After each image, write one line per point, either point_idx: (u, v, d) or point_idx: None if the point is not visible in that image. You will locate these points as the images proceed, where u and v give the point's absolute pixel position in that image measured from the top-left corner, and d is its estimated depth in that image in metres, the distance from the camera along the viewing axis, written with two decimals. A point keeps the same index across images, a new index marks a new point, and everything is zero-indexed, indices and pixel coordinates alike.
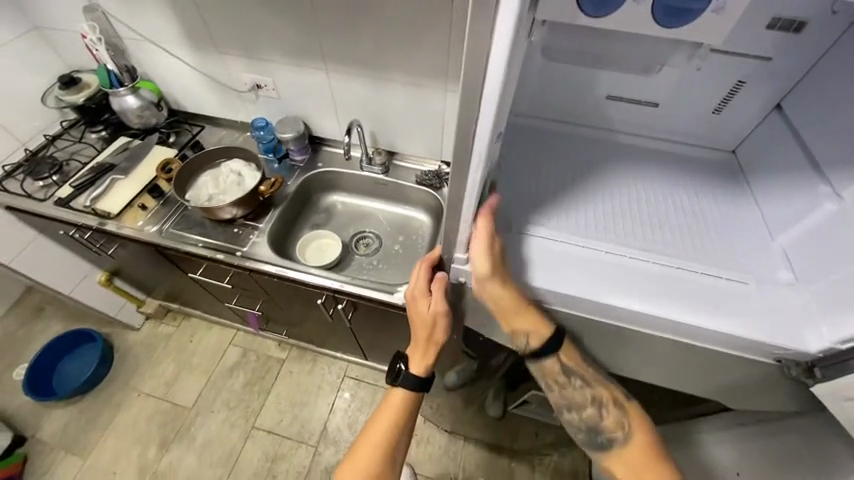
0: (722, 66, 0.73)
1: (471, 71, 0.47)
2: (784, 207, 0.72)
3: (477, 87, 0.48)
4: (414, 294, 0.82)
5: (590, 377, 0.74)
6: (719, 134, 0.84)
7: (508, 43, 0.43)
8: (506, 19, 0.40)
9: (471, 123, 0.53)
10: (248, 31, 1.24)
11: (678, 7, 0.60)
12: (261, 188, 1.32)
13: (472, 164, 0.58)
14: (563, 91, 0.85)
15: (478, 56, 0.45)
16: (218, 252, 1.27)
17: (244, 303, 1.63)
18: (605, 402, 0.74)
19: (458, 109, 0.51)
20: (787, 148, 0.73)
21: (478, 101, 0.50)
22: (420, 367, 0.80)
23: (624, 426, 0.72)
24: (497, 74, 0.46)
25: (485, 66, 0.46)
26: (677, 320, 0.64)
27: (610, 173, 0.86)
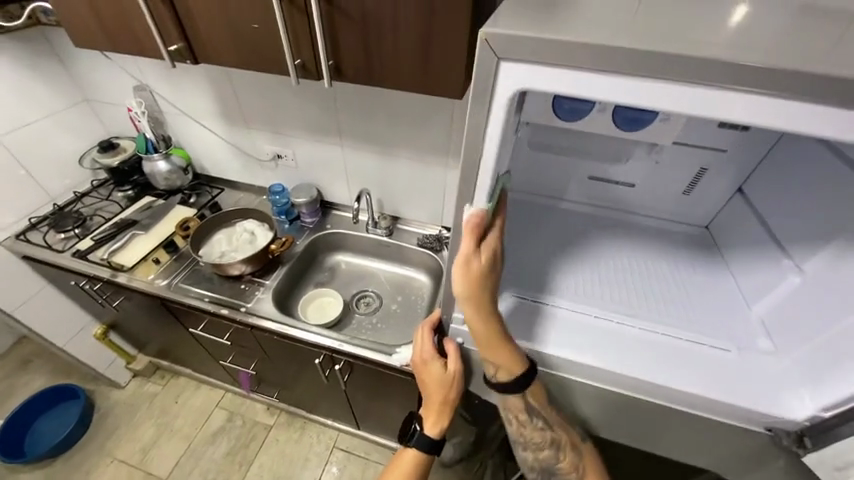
0: (685, 156, 0.85)
1: (468, 158, 0.57)
2: (756, 279, 0.78)
3: (474, 167, 0.58)
4: (426, 355, 0.81)
5: (554, 421, 0.74)
6: (692, 212, 0.94)
7: (499, 138, 0.55)
8: (496, 117, 0.53)
9: (467, 201, 0.61)
10: (276, 112, 1.42)
11: (631, 117, 0.75)
12: (271, 246, 1.39)
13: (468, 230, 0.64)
14: (550, 171, 0.96)
15: (474, 149, 0.56)
16: (222, 307, 1.30)
17: (240, 361, 1.61)
18: (564, 444, 0.75)
19: (459, 186, 0.60)
20: (752, 225, 0.81)
21: (474, 179, 0.59)
22: (435, 429, 0.79)
23: (578, 468, 0.74)
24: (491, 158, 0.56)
25: (481, 152, 0.56)
26: (668, 384, 0.67)
27: (595, 243, 0.94)
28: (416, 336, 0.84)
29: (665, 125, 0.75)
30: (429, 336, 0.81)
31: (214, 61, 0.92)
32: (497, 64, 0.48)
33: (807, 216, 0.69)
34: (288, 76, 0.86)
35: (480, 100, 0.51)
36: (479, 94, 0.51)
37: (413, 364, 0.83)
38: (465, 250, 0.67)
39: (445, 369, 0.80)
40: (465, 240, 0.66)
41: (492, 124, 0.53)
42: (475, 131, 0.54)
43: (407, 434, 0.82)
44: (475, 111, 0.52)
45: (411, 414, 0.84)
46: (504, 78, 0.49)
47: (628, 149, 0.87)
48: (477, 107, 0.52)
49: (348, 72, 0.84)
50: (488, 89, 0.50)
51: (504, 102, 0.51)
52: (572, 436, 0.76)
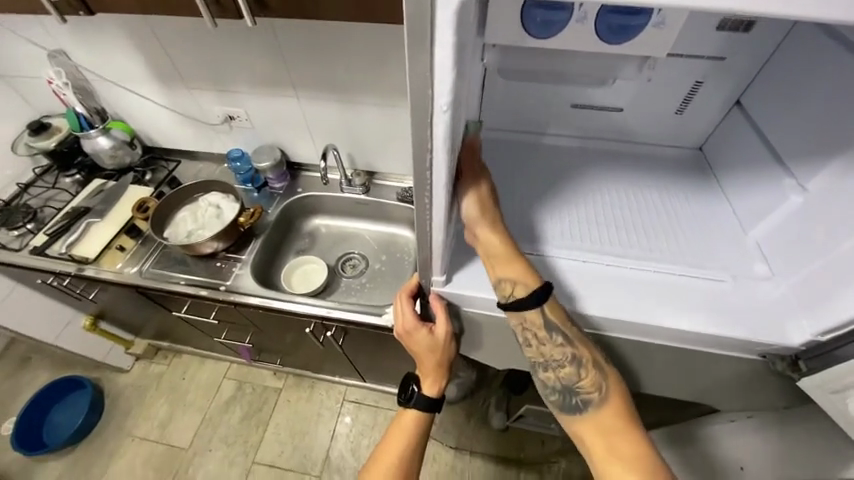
0: (680, 68, 0.74)
1: (418, 103, 0.45)
2: (753, 201, 0.73)
3: (427, 112, 0.46)
4: (410, 323, 0.77)
5: (573, 334, 0.64)
6: (683, 133, 0.86)
7: (452, 74, 0.42)
8: (444, 47, 0.40)
9: (425, 152, 0.50)
10: (217, 68, 1.25)
11: (618, 24, 0.64)
12: (240, 219, 1.30)
13: (434, 184, 0.54)
14: (529, 103, 0.86)
15: (421, 92, 0.44)
16: (201, 288, 1.25)
17: (234, 336, 1.60)
18: (585, 360, 0.63)
19: (411, 138, 0.49)
20: (750, 142, 0.74)
21: (428, 125, 0.47)
22: (434, 388, 0.79)
23: (602, 388, 0.61)
24: (444, 95, 0.44)
25: (432, 96, 0.44)
26: (663, 326, 0.65)
27: (585, 179, 0.86)
28: (398, 306, 0.80)
29: (663, 30, 0.64)
30: (409, 304, 0.78)
31: (112, 11, 0.76)
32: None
33: (812, 127, 0.62)
34: (203, 17, 0.70)
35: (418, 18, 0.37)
36: (418, 13, 0.37)
37: (399, 333, 0.79)
38: (433, 209, 0.58)
39: (433, 332, 0.77)
40: (430, 200, 0.57)
41: (440, 55, 0.40)
42: (421, 63, 0.41)
43: (404, 397, 0.81)
44: (415, 39, 0.39)
45: (408, 377, 0.83)
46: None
47: (615, 67, 0.76)
48: (416, 33, 0.38)
49: (273, 3, 0.68)
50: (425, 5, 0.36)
51: (449, 21, 0.37)
52: (594, 354, 0.64)
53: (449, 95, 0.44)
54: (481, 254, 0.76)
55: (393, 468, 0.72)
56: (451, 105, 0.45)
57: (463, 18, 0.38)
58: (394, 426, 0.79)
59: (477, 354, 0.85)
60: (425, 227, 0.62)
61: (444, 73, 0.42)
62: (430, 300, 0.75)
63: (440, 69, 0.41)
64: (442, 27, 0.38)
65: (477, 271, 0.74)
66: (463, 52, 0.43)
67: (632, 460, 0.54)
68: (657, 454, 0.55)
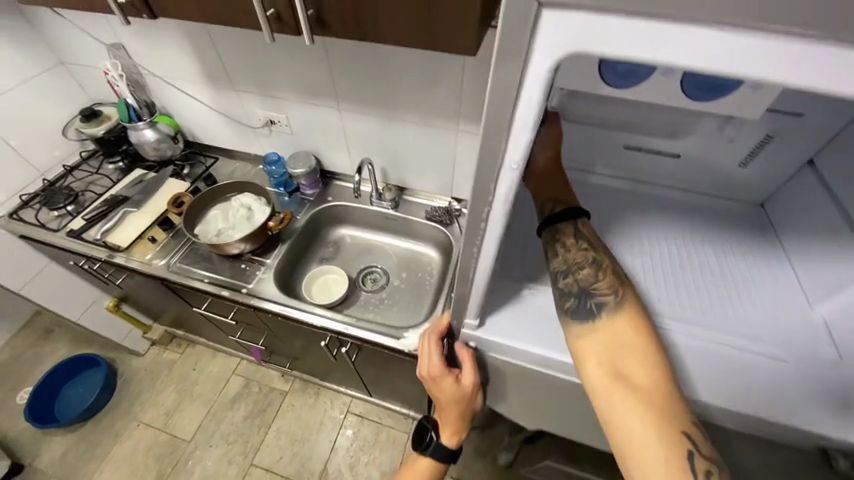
0: (750, 121, 0.69)
1: (486, 151, 0.43)
2: (822, 274, 0.67)
3: (496, 165, 0.44)
4: (437, 371, 0.72)
5: (598, 242, 0.66)
6: (744, 188, 0.81)
7: (531, 131, 0.40)
8: (528, 100, 0.38)
9: (485, 203, 0.49)
10: (265, 74, 1.27)
11: (709, 84, 0.61)
12: (269, 224, 1.30)
13: (487, 230, 0.52)
14: (579, 140, 0.83)
15: (493, 147, 0.43)
16: (223, 288, 1.25)
17: (249, 336, 1.60)
18: (607, 268, 0.63)
19: (473, 186, 0.48)
20: (822, 208, 0.68)
21: (495, 176, 0.45)
22: (453, 438, 0.76)
23: (617, 291, 0.60)
24: (516, 155, 0.43)
25: (504, 150, 0.43)
26: (715, 405, 0.59)
27: (632, 225, 0.81)
28: (424, 349, 0.76)
29: (757, 93, 0.59)
30: (436, 349, 0.74)
31: (175, 16, 0.77)
32: (535, 19, 0.32)
33: None
34: (261, 31, 0.71)
35: (506, 59, 0.35)
36: (508, 73, 0.36)
37: (422, 377, 0.75)
38: (481, 256, 0.56)
39: (459, 381, 0.72)
40: (478, 249, 0.55)
41: (522, 111, 0.39)
42: (501, 115, 0.39)
43: (421, 441, 0.78)
44: (498, 91, 0.38)
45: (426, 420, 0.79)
46: (543, 53, 0.34)
47: (677, 112, 0.72)
48: (502, 92, 0.37)
49: (332, 23, 0.68)
50: (524, 47, 0.34)
51: (539, 78, 0.36)
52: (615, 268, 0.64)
53: (523, 153, 0.43)
54: (517, 298, 0.72)
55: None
56: (522, 164, 0.44)
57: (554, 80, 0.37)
58: (407, 470, 0.76)
59: (499, 398, 0.80)
60: (468, 270, 0.59)
61: (522, 131, 0.41)
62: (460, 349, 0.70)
63: (519, 126, 0.40)
64: (531, 82, 0.37)
65: (512, 317, 0.70)
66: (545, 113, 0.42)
67: (647, 376, 0.50)
68: (670, 381, 0.51)
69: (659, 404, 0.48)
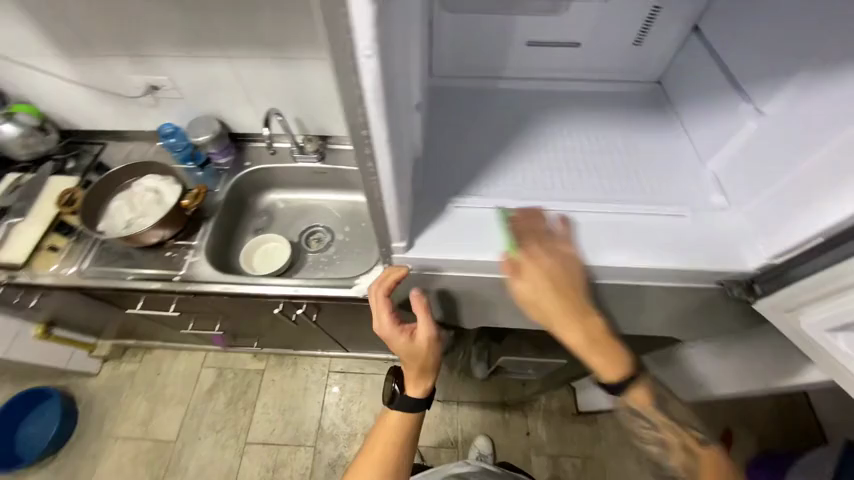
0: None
1: (335, 42, 0.37)
2: (709, 131, 0.73)
3: (351, 61, 0.39)
4: (389, 331, 0.75)
5: (659, 421, 0.69)
6: (642, 66, 0.83)
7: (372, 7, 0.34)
8: None
9: (359, 105, 0.43)
10: (127, 29, 1.08)
11: None
12: (183, 203, 1.18)
13: (374, 141, 0.47)
14: (480, 42, 0.80)
15: (337, 34, 0.37)
16: (152, 282, 1.15)
17: (203, 326, 1.52)
18: (675, 442, 0.69)
19: (339, 90, 0.42)
20: (707, 69, 0.73)
21: (356, 71, 0.40)
22: (418, 391, 0.79)
23: (689, 470, 0.68)
24: (367, 42, 0.37)
25: (352, 36, 0.37)
26: (633, 267, 0.64)
27: (543, 122, 0.82)
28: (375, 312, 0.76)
29: None
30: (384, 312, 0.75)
31: None
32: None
33: (768, 49, 0.61)
34: None
35: None
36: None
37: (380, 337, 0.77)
38: (379, 172, 0.52)
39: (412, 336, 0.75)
40: (374, 163, 0.51)
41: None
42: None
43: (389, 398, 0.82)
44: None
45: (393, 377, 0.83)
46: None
47: None
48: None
49: None
50: None
51: None
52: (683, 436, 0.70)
53: (372, 33, 0.36)
54: (444, 212, 0.69)
55: (378, 468, 0.75)
56: (376, 48, 0.37)
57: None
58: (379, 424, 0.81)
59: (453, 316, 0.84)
60: (375, 193, 0.55)
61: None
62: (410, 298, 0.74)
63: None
64: None
65: (439, 233, 0.68)
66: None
67: None
68: None
69: None
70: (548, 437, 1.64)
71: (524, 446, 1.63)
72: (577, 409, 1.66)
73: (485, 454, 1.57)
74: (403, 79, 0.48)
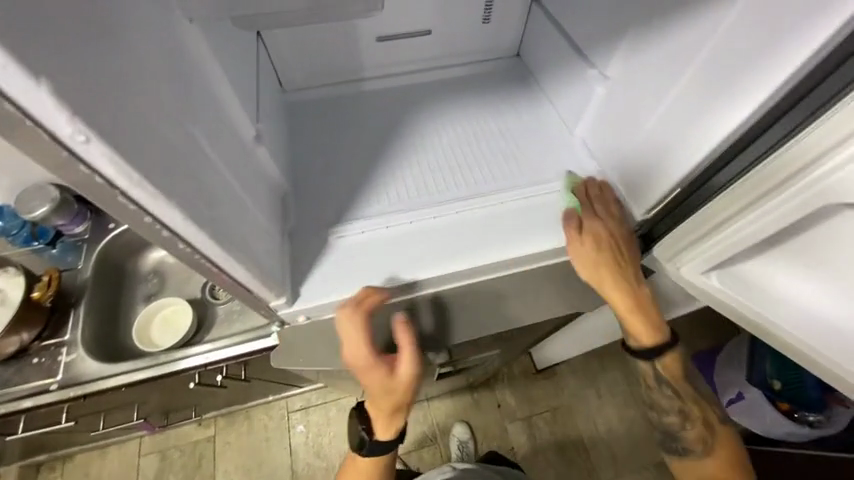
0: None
1: (27, 141, 0.34)
2: (570, 100, 0.82)
3: (60, 150, 0.35)
4: (364, 360, 0.66)
5: (687, 393, 0.73)
6: (498, 44, 0.91)
7: (48, 92, 0.31)
8: None
9: (112, 191, 0.40)
10: None
11: None
12: (33, 296, 0.98)
13: (153, 215, 0.44)
14: (334, 44, 0.82)
15: (22, 125, 0.33)
16: (25, 399, 0.95)
17: (118, 419, 1.31)
18: (694, 414, 0.72)
19: (73, 183, 0.39)
20: (554, 38, 0.82)
21: (77, 160, 0.36)
22: (389, 433, 0.70)
23: (708, 445, 0.71)
24: (67, 127, 0.34)
25: (47, 130, 0.33)
26: (541, 247, 0.71)
27: (422, 121, 0.86)
28: (348, 336, 0.66)
29: None
30: (359, 340, 0.65)
31: None
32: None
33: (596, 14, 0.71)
34: None
35: None
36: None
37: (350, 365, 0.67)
38: (183, 238, 0.48)
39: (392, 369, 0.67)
40: (170, 232, 0.46)
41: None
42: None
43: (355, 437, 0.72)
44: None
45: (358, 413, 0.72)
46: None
47: None
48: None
49: None
50: None
51: None
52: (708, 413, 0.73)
53: (68, 117, 0.33)
54: (325, 250, 0.71)
55: None
56: (88, 131, 0.34)
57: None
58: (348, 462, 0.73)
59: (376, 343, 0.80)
60: (192, 261, 0.51)
61: (23, 87, 0.30)
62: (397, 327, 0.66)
63: (15, 90, 0.30)
64: None
65: (325, 274, 0.69)
66: (59, 49, 0.32)
67: None
68: None
69: None
70: (517, 401, 1.60)
71: (499, 419, 1.58)
72: (537, 367, 1.62)
73: (465, 440, 1.51)
74: (177, 140, 0.45)
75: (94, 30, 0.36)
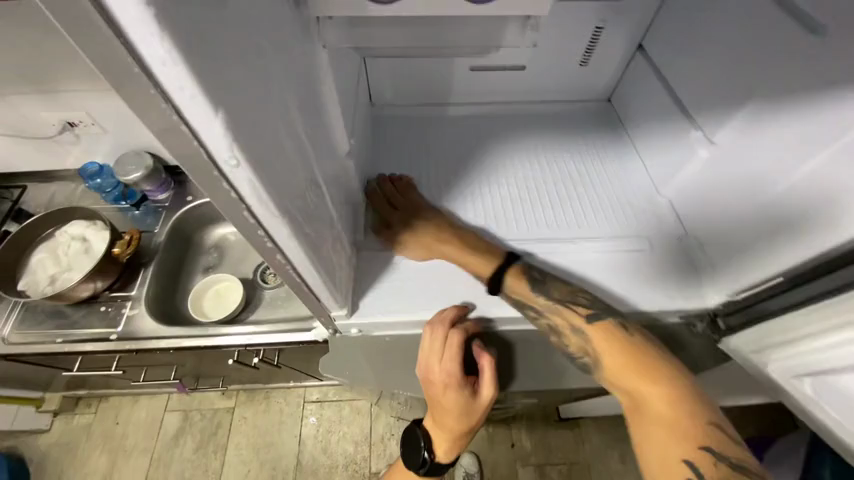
0: (566, 17, 0.82)
1: (185, 156, 0.37)
2: (662, 160, 0.88)
3: (208, 168, 0.38)
4: (451, 381, 0.67)
5: (544, 305, 0.71)
6: (588, 84, 0.98)
7: (222, 121, 0.34)
8: (178, 91, 0.31)
9: (237, 203, 0.43)
10: (30, 63, 0.96)
11: None
12: (114, 251, 1.08)
13: (262, 225, 0.47)
14: (434, 70, 0.90)
15: (190, 148, 0.36)
16: (85, 343, 1.04)
17: (157, 374, 1.40)
18: (558, 327, 0.71)
19: (206, 193, 0.42)
20: (655, 89, 0.87)
21: (219, 177, 0.39)
22: (450, 451, 0.73)
23: (590, 351, 0.68)
24: (225, 151, 0.36)
25: (205, 152, 0.37)
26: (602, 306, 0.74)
27: (514, 154, 0.94)
28: (437, 354, 0.68)
29: None
30: (451, 359, 0.67)
31: None
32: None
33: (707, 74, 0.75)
34: None
35: (98, 45, 0.28)
36: (114, 56, 0.29)
37: (430, 381, 0.68)
38: (277, 247, 0.51)
39: (474, 395, 0.69)
40: (272, 240, 0.50)
41: (178, 96, 0.31)
42: (155, 108, 0.32)
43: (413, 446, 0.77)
44: (113, 70, 0.29)
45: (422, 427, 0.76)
46: (127, 13, 0.26)
47: None
48: (126, 81, 0.30)
49: None
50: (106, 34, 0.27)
51: (166, 63, 0.29)
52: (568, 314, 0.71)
53: (229, 144, 0.36)
54: (389, 267, 0.77)
55: None
56: (241, 157, 0.37)
57: (191, 51, 0.29)
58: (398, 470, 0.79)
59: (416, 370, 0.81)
60: (281, 264, 0.55)
61: (203, 115, 0.33)
62: (485, 359, 0.68)
63: (193, 115, 0.33)
64: (161, 66, 0.29)
65: (382, 293, 0.74)
66: (234, 81, 0.35)
67: (662, 404, 0.61)
68: (694, 412, 0.60)
69: (683, 432, 0.59)
70: (532, 446, 1.52)
71: (510, 460, 1.50)
72: (559, 416, 1.54)
73: (472, 473, 1.43)
74: (297, 160, 0.49)
75: (258, 62, 0.38)
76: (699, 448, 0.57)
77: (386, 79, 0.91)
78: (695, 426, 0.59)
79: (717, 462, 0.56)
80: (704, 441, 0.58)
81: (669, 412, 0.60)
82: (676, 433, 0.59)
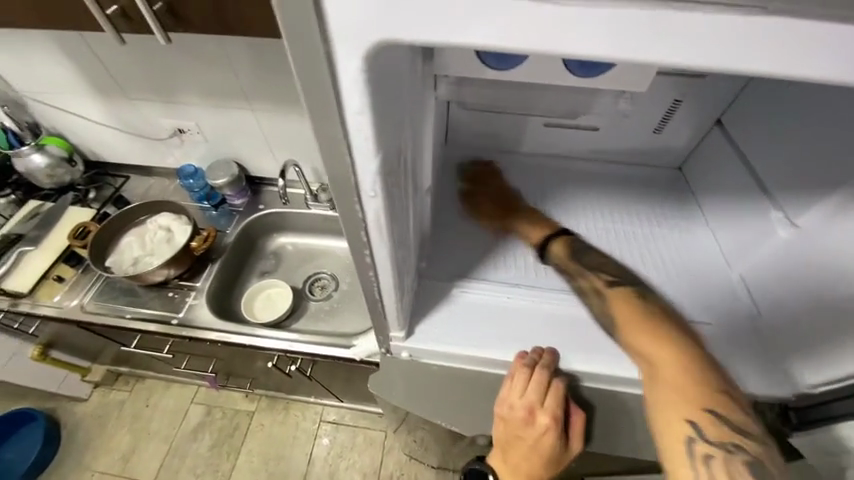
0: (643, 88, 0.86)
1: (338, 176, 0.46)
2: (733, 234, 0.87)
3: (351, 189, 0.48)
4: (553, 426, 0.68)
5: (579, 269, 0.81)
6: (655, 151, 1.00)
7: (378, 157, 0.44)
8: (358, 129, 0.42)
9: (359, 221, 0.51)
10: (163, 77, 1.13)
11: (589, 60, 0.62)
12: (192, 244, 1.18)
13: (368, 242, 0.54)
14: (507, 121, 0.96)
15: (344, 172, 0.46)
16: (149, 323, 1.14)
17: (197, 365, 1.47)
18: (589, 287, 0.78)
19: (337, 207, 0.50)
20: (734, 167, 0.87)
21: (357, 196, 0.48)
22: None
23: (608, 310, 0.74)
24: (371, 179, 0.46)
25: (357, 177, 0.46)
26: None
27: (578, 208, 0.98)
28: (541, 394, 0.69)
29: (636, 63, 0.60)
30: (554, 403, 0.69)
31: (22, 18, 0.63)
32: (326, 46, 0.36)
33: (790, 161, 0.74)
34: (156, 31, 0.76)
35: (318, 86, 0.38)
36: (324, 99, 0.39)
37: (528, 421, 0.68)
38: (374, 263, 0.57)
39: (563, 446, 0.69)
40: (370, 254, 0.56)
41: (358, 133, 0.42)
42: (335, 137, 0.43)
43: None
44: (320, 109, 0.40)
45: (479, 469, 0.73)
46: (350, 79, 0.38)
47: None
48: (326, 118, 0.41)
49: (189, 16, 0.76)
50: (328, 79, 0.38)
51: (361, 109, 0.40)
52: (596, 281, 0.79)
53: (376, 176, 0.46)
54: (446, 297, 0.79)
55: None
56: (379, 189, 0.47)
57: (376, 111, 0.41)
58: None
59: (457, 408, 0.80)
60: (367, 280, 0.61)
61: (367, 150, 0.43)
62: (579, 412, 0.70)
63: (360, 148, 0.43)
64: (355, 113, 0.40)
65: (438, 324, 0.76)
66: (390, 132, 0.46)
67: (673, 370, 0.64)
68: (702, 382, 0.63)
69: (690, 396, 0.61)
70: None
71: None
72: None
73: None
74: (403, 198, 0.58)
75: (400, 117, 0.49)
76: (700, 409, 0.60)
77: (461, 123, 0.98)
78: (700, 392, 0.62)
79: (717, 423, 0.60)
80: (706, 404, 0.61)
81: (678, 377, 0.63)
82: (683, 394, 0.62)
